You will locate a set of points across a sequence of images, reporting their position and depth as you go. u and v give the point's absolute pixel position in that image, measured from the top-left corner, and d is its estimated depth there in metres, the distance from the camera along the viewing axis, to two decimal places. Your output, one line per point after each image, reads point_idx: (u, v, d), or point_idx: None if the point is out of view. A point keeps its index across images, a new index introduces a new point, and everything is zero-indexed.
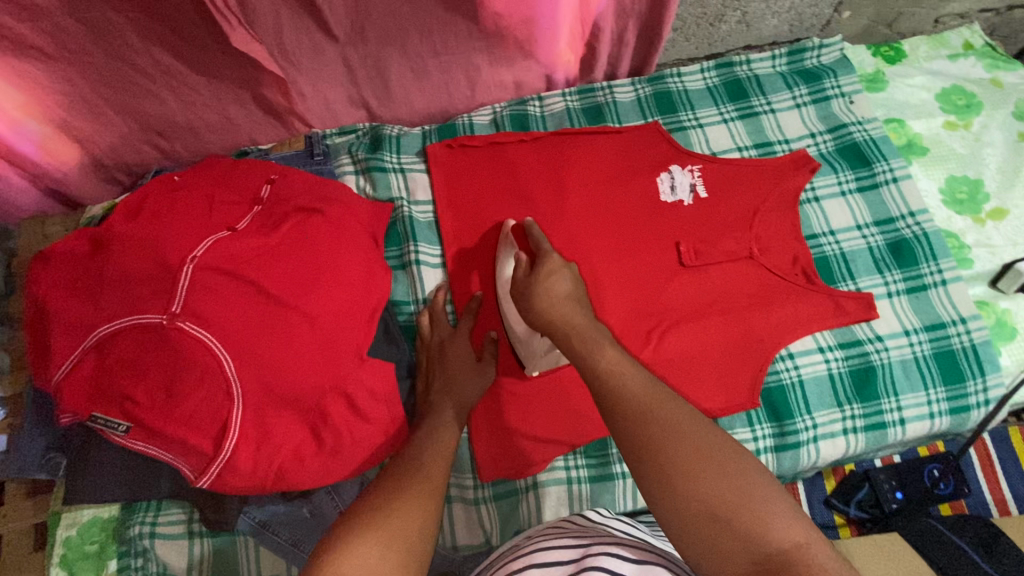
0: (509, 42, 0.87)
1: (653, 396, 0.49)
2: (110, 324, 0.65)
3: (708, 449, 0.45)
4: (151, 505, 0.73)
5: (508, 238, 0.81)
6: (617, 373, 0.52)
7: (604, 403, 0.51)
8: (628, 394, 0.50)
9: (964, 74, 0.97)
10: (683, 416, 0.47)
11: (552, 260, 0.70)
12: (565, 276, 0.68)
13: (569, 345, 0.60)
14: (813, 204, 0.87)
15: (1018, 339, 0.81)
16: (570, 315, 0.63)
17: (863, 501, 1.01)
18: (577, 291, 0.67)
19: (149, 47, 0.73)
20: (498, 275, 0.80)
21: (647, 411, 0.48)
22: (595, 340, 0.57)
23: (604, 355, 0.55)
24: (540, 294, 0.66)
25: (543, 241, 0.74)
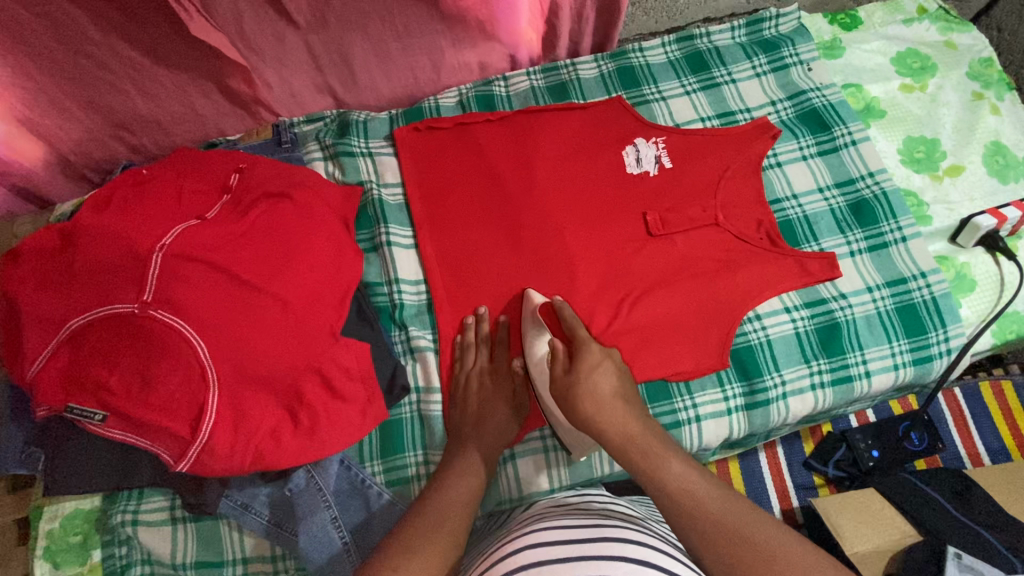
0: (471, 23, 0.88)
1: (736, 515, 0.53)
2: (82, 316, 0.65)
3: (802, 571, 0.48)
4: (133, 494, 0.73)
5: (535, 318, 0.76)
6: (690, 490, 0.56)
7: (681, 526, 0.54)
8: (709, 517, 0.53)
9: (918, 37, 0.99)
10: (770, 534, 0.51)
11: (592, 352, 0.67)
12: (608, 370, 0.66)
13: (625, 456, 0.60)
14: (776, 169, 0.89)
15: (978, 290, 0.83)
16: (623, 424, 0.61)
17: (841, 460, 1.03)
18: (622, 386, 0.65)
19: (109, 40, 0.74)
20: (530, 355, 0.75)
21: (735, 532, 0.52)
22: (656, 451, 0.59)
23: (667, 468, 0.57)
24: (588, 397, 0.62)
25: (578, 326, 0.71)
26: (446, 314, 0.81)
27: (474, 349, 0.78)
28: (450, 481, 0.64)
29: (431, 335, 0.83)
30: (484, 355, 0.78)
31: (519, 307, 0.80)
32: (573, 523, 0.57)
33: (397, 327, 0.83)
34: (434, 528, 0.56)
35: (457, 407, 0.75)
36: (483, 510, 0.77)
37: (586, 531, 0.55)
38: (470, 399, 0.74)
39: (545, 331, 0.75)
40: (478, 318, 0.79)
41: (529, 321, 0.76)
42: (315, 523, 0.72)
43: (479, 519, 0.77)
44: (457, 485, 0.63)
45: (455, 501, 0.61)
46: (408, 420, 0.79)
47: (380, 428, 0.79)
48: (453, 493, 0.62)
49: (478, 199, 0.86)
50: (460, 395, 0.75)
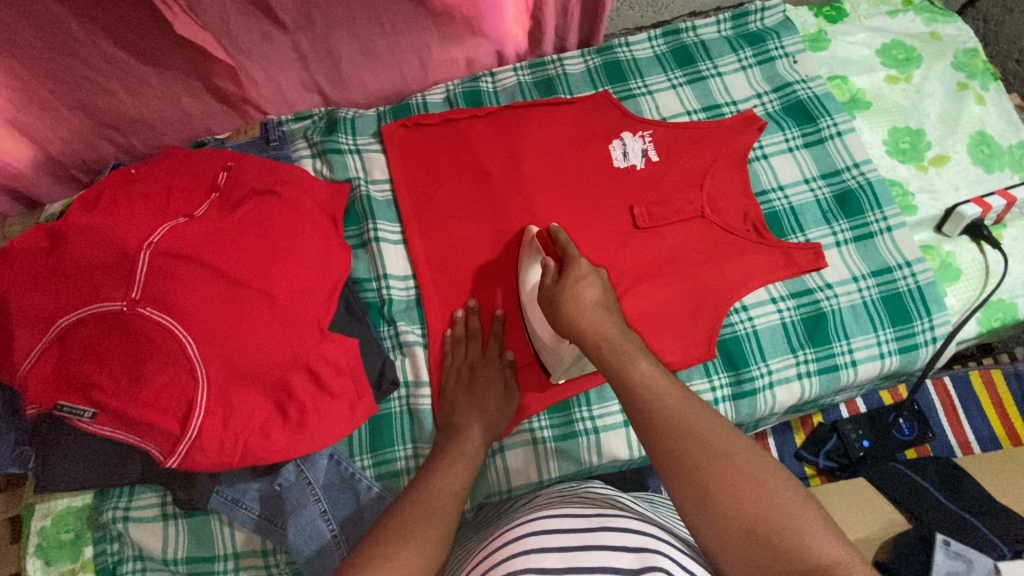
0: (457, 20, 0.88)
1: (693, 413, 0.52)
2: (71, 315, 0.65)
3: (746, 469, 0.48)
4: (124, 491, 0.74)
5: (532, 246, 0.79)
6: (652, 385, 0.55)
7: (638, 418, 0.54)
8: (667, 412, 0.52)
9: (903, 28, 0.99)
10: (722, 432, 0.51)
11: (581, 266, 0.68)
12: (594, 282, 0.67)
13: (599, 355, 0.61)
14: (762, 161, 0.89)
15: (963, 279, 0.84)
16: (600, 324, 0.63)
17: (832, 451, 1.04)
18: (606, 297, 0.66)
19: (95, 40, 0.74)
20: (524, 281, 0.78)
21: (688, 428, 0.51)
22: (628, 351, 0.59)
23: (636, 366, 0.57)
24: (570, 300, 0.65)
25: (571, 247, 0.72)
26: (434, 308, 0.82)
27: (464, 343, 0.78)
28: (439, 471, 0.64)
29: (420, 329, 0.83)
30: (476, 347, 0.78)
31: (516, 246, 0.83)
32: (578, 512, 0.59)
33: (386, 322, 0.83)
34: (423, 520, 0.56)
35: (447, 401, 0.75)
36: (473, 503, 0.77)
37: (591, 519, 0.57)
38: (460, 392, 0.74)
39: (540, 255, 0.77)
40: (467, 314, 0.79)
41: (527, 248, 0.79)
42: (304, 517, 0.72)
43: (469, 511, 0.77)
44: (447, 474, 0.63)
45: (447, 492, 0.61)
46: (397, 415, 0.79)
47: (370, 422, 0.79)
48: (444, 485, 0.62)
49: (466, 194, 0.86)
50: (453, 389, 0.75)
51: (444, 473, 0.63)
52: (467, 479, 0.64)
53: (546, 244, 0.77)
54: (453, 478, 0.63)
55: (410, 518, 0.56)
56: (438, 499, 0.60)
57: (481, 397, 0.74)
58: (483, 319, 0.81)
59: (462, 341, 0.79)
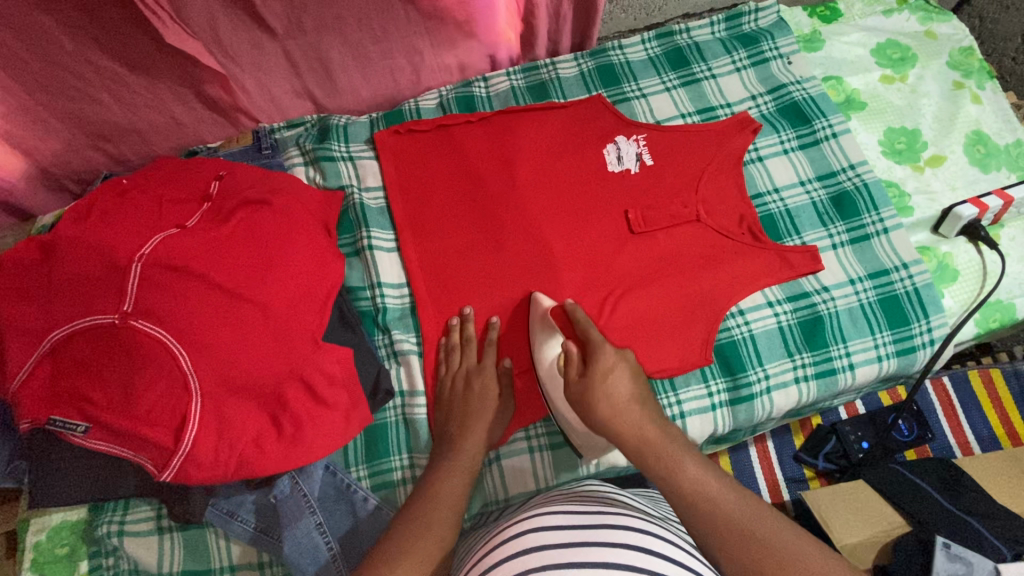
0: (449, 24, 0.88)
1: (750, 515, 0.55)
2: (63, 328, 0.65)
3: (815, 571, 0.50)
4: (119, 505, 0.74)
5: (546, 320, 0.76)
6: (705, 491, 0.57)
7: (697, 526, 0.56)
8: (726, 518, 0.55)
9: (898, 28, 0.99)
10: (782, 536, 0.53)
11: (607, 356, 0.66)
12: (623, 373, 0.65)
13: (643, 460, 0.61)
14: (757, 164, 0.89)
15: (960, 280, 0.83)
16: (640, 424, 0.62)
17: (831, 453, 1.03)
18: (638, 388, 0.65)
19: (84, 51, 0.73)
20: (541, 357, 0.75)
21: (750, 533, 0.53)
22: (670, 452, 0.60)
23: (683, 470, 0.59)
24: (602, 400, 0.63)
25: (590, 330, 0.70)
26: (429, 316, 0.81)
27: (459, 350, 0.78)
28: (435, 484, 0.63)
29: (415, 338, 0.83)
30: (473, 355, 0.77)
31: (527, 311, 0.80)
32: (577, 509, 0.59)
33: (381, 331, 0.83)
34: (419, 535, 0.56)
35: (441, 411, 0.75)
36: (470, 513, 0.77)
37: (589, 516, 0.57)
38: (454, 402, 0.74)
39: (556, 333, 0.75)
40: (464, 321, 0.78)
41: (540, 325, 0.77)
42: (299, 530, 0.72)
43: (467, 522, 0.76)
44: (443, 486, 0.63)
45: (445, 500, 0.61)
46: (393, 424, 0.79)
47: (365, 432, 0.79)
48: (440, 500, 0.61)
49: (460, 201, 0.86)
50: (450, 397, 0.75)
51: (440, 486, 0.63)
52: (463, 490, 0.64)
53: (562, 320, 0.76)
54: (449, 490, 0.63)
55: (408, 533, 0.57)
56: (429, 510, 0.60)
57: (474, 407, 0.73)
58: (479, 326, 0.80)
59: (456, 351, 0.78)
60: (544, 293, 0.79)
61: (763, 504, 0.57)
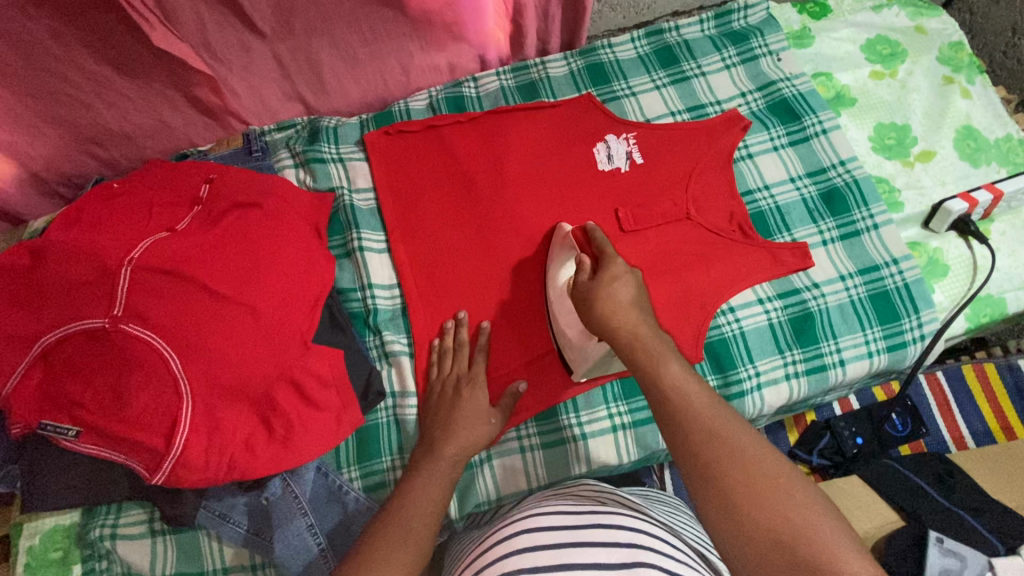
0: (438, 25, 0.88)
1: (721, 418, 0.53)
2: (53, 333, 0.65)
3: (771, 477, 0.49)
4: (111, 509, 0.74)
5: (565, 243, 0.79)
6: (683, 389, 0.56)
7: (666, 420, 0.55)
8: (696, 416, 0.53)
9: (888, 23, 0.99)
10: (748, 441, 0.52)
11: (617, 265, 0.68)
12: (629, 282, 0.66)
13: (631, 353, 0.61)
14: (747, 161, 0.89)
15: (950, 275, 0.84)
16: (634, 323, 0.62)
17: (825, 449, 1.03)
18: (640, 298, 0.66)
19: (73, 55, 0.74)
20: (554, 277, 0.78)
21: (715, 433, 0.52)
22: (660, 352, 0.59)
23: (667, 367, 0.57)
24: (604, 304, 0.64)
25: (607, 246, 0.73)
26: (420, 317, 0.81)
27: (451, 355, 0.77)
28: (413, 491, 0.63)
29: (406, 339, 0.83)
30: (464, 361, 0.76)
31: (547, 245, 0.83)
32: (570, 509, 0.59)
33: (371, 332, 0.83)
34: (391, 552, 0.57)
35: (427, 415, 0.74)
36: (461, 512, 0.76)
37: (582, 516, 0.58)
38: (439, 406, 0.73)
39: (573, 252, 0.77)
40: (458, 326, 0.78)
41: (560, 245, 0.80)
42: (290, 531, 0.73)
43: (459, 521, 0.76)
44: (424, 495, 0.63)
45: (426, 506, 0.62)
46: (384, 425, 0.79)
47: (356, 434, 0.79)
48: (414, 512, 0.61)
49: (450, 202, 0.86)
50: (438, 401, 0.74)
51: (420, 496, 0.63)
52: (441, 498, 0.64)
53: (581, 241, 0.78)
54: (427, 501, 0.62)
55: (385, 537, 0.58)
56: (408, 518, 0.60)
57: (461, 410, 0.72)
58: (471, 330, 0.80)
59: (448, 356, 0.77)
60: (567, 223, 0.82)
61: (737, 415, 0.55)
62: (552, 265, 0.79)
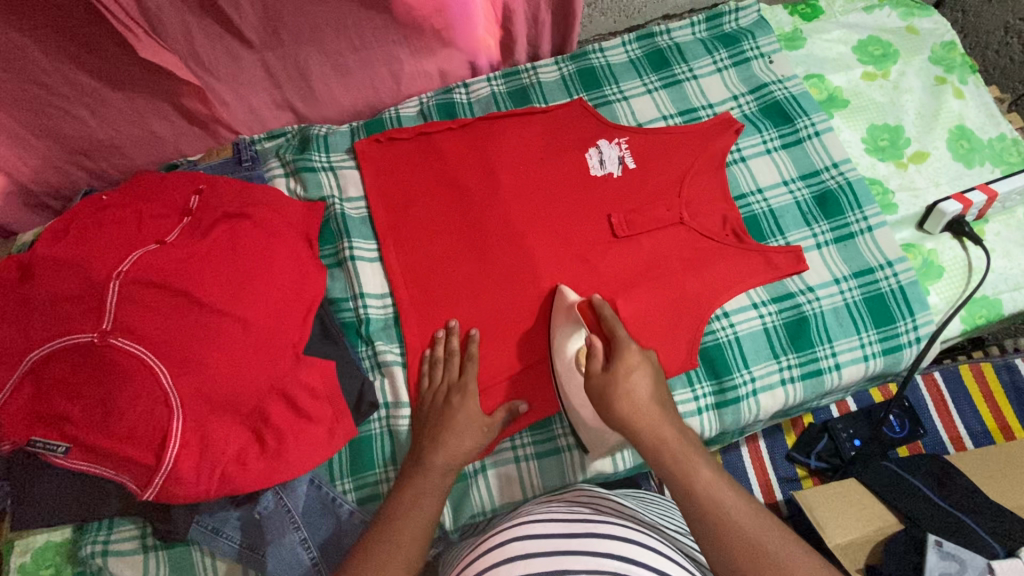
0: (427, 32, 0.87)
1: (763, 531, 0.56)
2: (41, 349, 0.64)
3: None
4: (103, 525, 0.73)
5: (569, 313, 0.75)
6: (719, 500, 0.58)
7: (708, 533, 0.57)
8: (738, 531, 0.56)
9: (879, 24, 0.98)
10: (791, 553, 0.54)
11: (632, 354, 0.65)
12: (646, 374, 0.65)
13: (659, 462, 0.62)
14: (740, 164, 0.89)
15: (946, 277, 0.83)
16: (658, 428, 0.62)
17: (823, 451, 1.03)
18: (658, 391, 0.65)
19: (58, 67, 0.73)
20: (561, 350, 0.74)
21: (760, 549, 0.54)
22: (689, 457, 0.61)
23: (699, 476, 0.59)
24: (622, 398, 0.63)
25: (617, 326, 0.69)
26: (412, 327, 0.81)
27: (443, 365, 0.77)
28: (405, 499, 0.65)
29: (398, 349, 0.82)
30: (455, 370, 0.76)
31: (549, 306, 0.80)
32: (562, 517, 0.59)
33: (364, 342, 0.82)
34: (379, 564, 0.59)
35: (419, 425, 0.74)
36: (456, 524, 0.76)
37: (574, 524, 0.57)
38: (431, 416, 0.73)
39: (580, 326, 0.73)
40: (451, 335, 0.78)
41: (565, 316, 0.76)
42: (283, 545, 0.72)
43: (454, 533, 0.75)
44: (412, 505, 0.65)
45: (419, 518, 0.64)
46: (377, 436, 0.79)
47: (350, 445, 0.78)
48: (410, 524, 0.63)
49: (442, 209, 0.85)
50: (430, 412, 0.74)
51: (409, 510, 0.64)
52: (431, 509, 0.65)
53: (587, 313, 0.73)
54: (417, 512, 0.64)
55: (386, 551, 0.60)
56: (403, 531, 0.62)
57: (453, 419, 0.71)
58: (463, 339, 0.79)
59: (439, 366, 0.77)
60: (568, 286, 0.79)
61: (775, 521, 0.57)
62: (556, 336, 0.76)
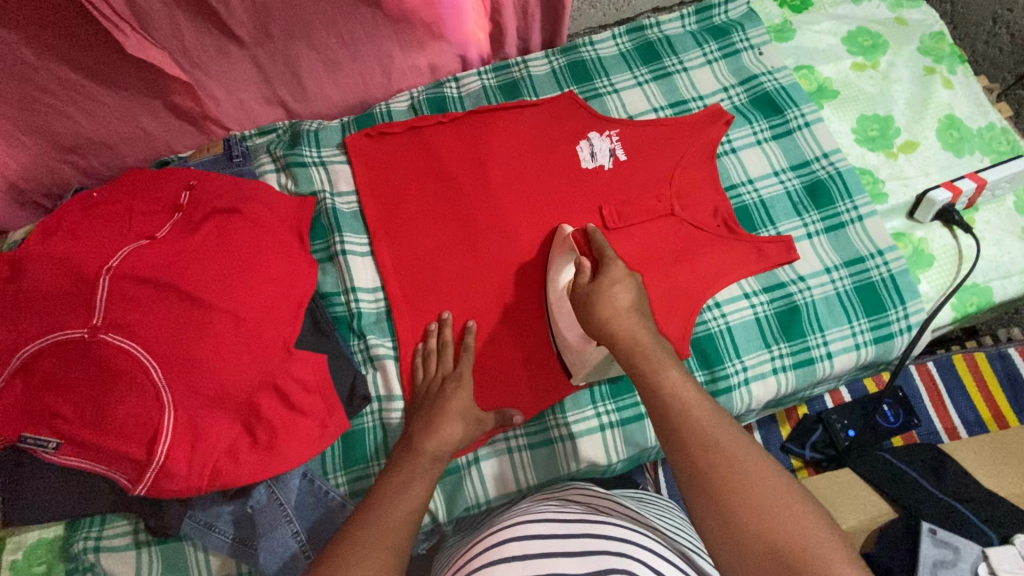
0: (417, 26, 0.87)
1: (717, 426, 0.53)
2: (31, 345, 0.63)
3: (762, 483, 0.49)
4: (95, 521, 0.73)
5: (566, 245, 0.79)
6: (679, 394, 0.56)
7: (663, 426, 0.55)
8: (691, 424, 0.53)
9: (869, 15, 0.99)
10: (744, 449, 0.51)
11: (617, 269, 0.69)
12: (629, 286, 0.67)
13: (629, 358, 0.62)
14: (731, 155, 0.89)
15: (936, 265, 0.83)
16: (634, 329, 0.63)
17: (817, 442, 1.03)
18: (640, 302, 0.67)
19: (47, 64, 0.72)
20: (554, 278, 0.77)
21: (712, 441, 0.52)
22: (659, 357, 0.60)
23: (665, 372, 0.58)
24: (603, 304, 0.66)
25: (607, 248, 0.72)
26: (403, 320, 0.81)
27: (436, 357, 0.77)
28: (398, 483, 0.62)
29: (390, 343, 0.82)
30: (450, 359, 0.76)
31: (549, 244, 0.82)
32: (557, 518, 0.59)
33: (356, 336, 0.82)
34: (370, 544, 0.54)
35: (410, 416, 0.74)
36: (450, 516, 0.76)
37: (570, 525, 0.57)
38: (422, 407, 0.72)
39: (573, 255, 0.77)
40: (443, 326, 0.78)
41: (561, 248, 0.79)
42: (275, 539, 0.71)
43: (447, 525, 0.75)
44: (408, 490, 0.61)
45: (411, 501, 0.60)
46: (370, 430, 0.79)
47: (342, 439, 0.78)
48: (396, 504, 0.60)
49: (433, 202, 0.86)
50: (424, 401, 0.73)
51: (399, 494, 0.61)
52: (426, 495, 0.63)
53: (581, 243, 0.77)
54: (409, 497, 0.61)
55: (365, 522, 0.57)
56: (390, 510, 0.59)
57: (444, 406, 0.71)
58: (457, 330, 0.80)
59: (431, 358, 0.77)
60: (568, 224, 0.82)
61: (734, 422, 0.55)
62: (551, 269, 0.79)
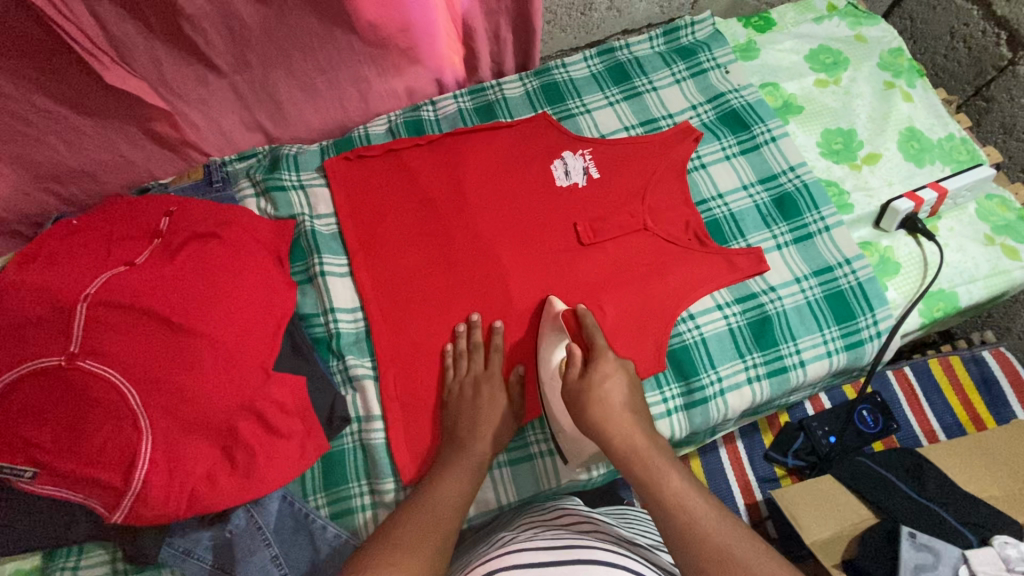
0: (392, 52, 0.89)
1: (726, 533, 0.54)
2: (6, 373, 0.63)
3: None
4: (72, 550, 0.73)
5: (556, 323, 0.77)
6: (686, 503, 0.57)
7: (675, 538, 0.55)
8: (703, 535, 0.54)
9: (829, 33, 1.03)
10: (755, 557, 0.52)
11: (608, 362, 0.70)
12: (620, 380, 0.69)
13: (628, 468, 0.63)
14: (700, 171, 0.91)
15: (902, 272, 0.86)
16: (629, 433, 0.64)
17: (799, 450, 1.04)
18: (632, 397, 0.68)
19: (27, 96, 0.73)
20: (547, 360, 0.76)
21: (730, 555, 0.52)
22: (658, 463, 0.61)
23: (668, 480, 0.60)
24: (596, 403, 0.66)
25: (597, 335, 0.73)
26: (383, 340, 0.81)
27: (467, 357, 0.78)
28: (439, 485, 0.65)
29: (369, 362, 0.83)
30: (481, 361, 0.77)
31: (539, 315, 0.81)
32: (548, 544, 0.56)
33: (335, 357, 0.83)
34: (419, 534, 0.57)
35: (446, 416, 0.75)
36: None
37: (566, 551, 0.54)
38: (456, 405, 0.75)
39: (564, 338, 0.76)
40: (471, 324, 0.79)
41: (550, 326, 0.78)
42: (253, 563, 0.72)
43: None
44: (448, 486, 0.65)
45: (447, 503, 0.63)
46: (350, 451, 0.79)
47: (322, 460, 0.79)
48: (446, 493, 0.64)
49: (412, 223, 0.87)
50: (456, 403, 0.75)
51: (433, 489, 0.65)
52: (464, 495, 0.66)
53: (571, 324, 0.77)
54: (452, 491, 0.65)
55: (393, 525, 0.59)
56: (438, 510, 0.61)
57: (479, 407, 0.74)
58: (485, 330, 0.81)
59: (461, 356, 0.78)
60: (557, 298, 0.80)
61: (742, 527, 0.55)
62: (542, 345, 0.78)
